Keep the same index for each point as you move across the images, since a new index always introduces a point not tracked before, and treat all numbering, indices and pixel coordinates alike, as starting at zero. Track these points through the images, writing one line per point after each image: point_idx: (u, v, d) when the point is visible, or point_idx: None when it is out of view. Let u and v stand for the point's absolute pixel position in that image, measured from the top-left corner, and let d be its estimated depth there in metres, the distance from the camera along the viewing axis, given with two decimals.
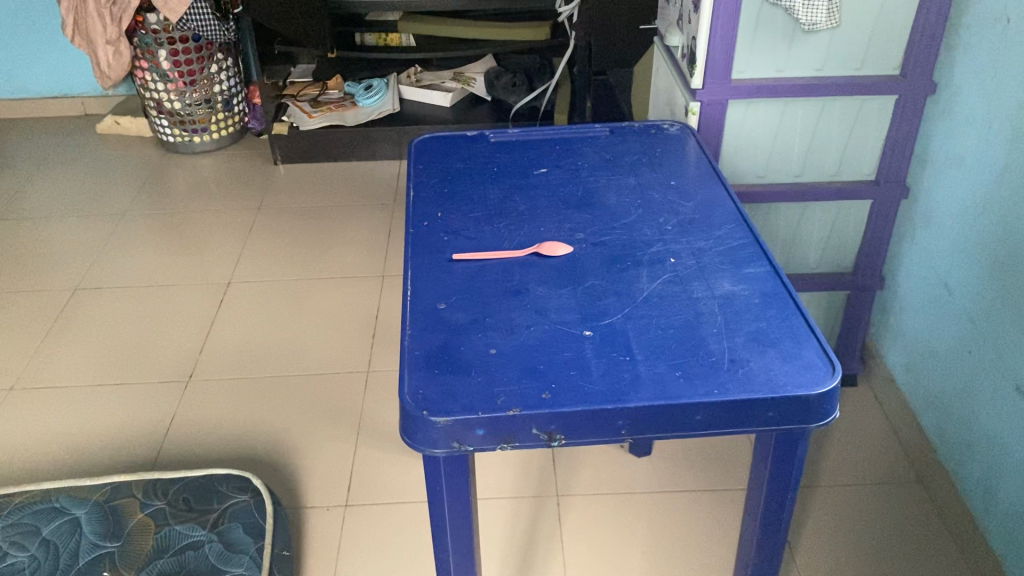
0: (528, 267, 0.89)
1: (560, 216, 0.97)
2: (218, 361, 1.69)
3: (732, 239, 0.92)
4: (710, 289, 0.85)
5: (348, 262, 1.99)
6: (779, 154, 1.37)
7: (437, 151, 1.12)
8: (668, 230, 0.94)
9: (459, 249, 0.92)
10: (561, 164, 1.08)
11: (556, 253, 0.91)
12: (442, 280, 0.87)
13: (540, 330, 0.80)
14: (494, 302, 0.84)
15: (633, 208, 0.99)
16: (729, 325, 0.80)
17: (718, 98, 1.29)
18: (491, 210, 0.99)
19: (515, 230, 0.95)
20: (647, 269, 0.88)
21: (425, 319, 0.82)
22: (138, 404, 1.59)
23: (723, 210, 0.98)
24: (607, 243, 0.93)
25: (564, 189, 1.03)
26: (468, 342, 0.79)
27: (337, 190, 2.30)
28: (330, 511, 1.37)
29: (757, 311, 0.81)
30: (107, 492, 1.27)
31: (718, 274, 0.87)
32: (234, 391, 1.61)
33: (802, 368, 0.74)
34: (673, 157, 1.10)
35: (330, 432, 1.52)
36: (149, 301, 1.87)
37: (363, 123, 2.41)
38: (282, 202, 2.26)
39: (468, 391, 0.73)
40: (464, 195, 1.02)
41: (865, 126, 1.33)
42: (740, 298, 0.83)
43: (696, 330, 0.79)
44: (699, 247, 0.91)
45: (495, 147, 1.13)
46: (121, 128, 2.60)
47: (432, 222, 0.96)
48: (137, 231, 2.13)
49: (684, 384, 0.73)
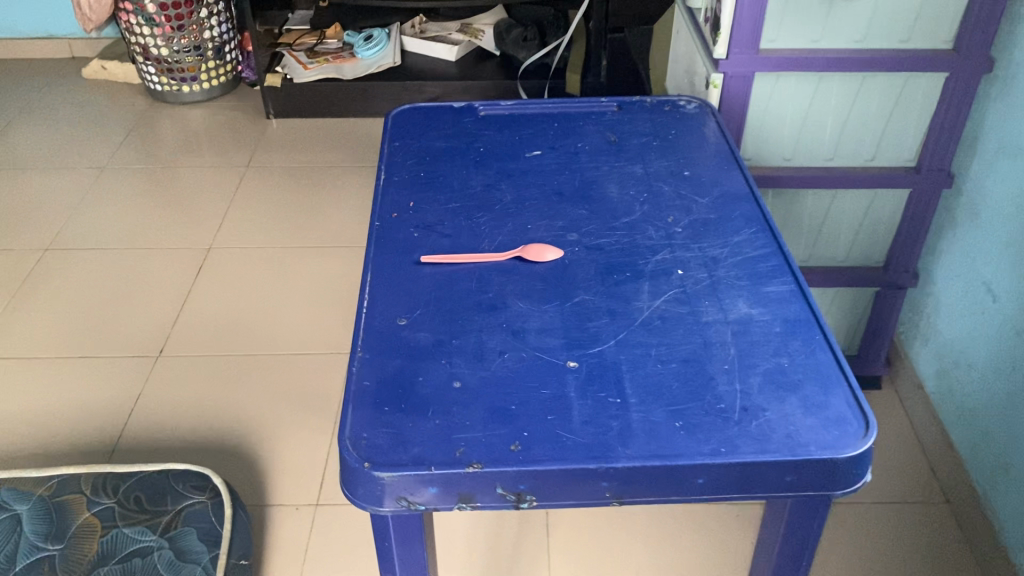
0: (508, 275, 0.76)
1: (551, 211, 0.84)
2: (191, 336, 1.57)
3: (752, 248, 0.78)
4: (722, 312, 0.71)
5: (337, 230, 1.85)
6: (809, 135, 1.22)
7: (416, 126, 0.98)
8: (676, 233, 0.81)
9: (429, 249, 0.79)
10: (557, 146, 0.94)
11: (543, 259, 0.77)
12: (406, 288, 0.74)
13: (517, 359, 0.67)
14: (465, 319, 0.71)
15: (638, 203, 0.85)
16: (740, 360, 0.67)
17: (743, 70, 1.13)
18: (471, 201, 0.85)
19: (498, 228, 0.81)
20: (648, 282, 0.75)
21: (381, 338, 0.69)
22: (104, 381, 1.48)
23: (741, 209, 0.84)
24: (605, 248, 0.79)
25: (558, 177, 0.89)
26: (426, 371, 0.66)
27: (331, 149, 2.16)
28: (298, 511, 1.26)
29: (777, 342, 0.68)
30: (52, 487, 1.16)
31: (733, 293, 0.73)
32: (206, 369, 1.50)
33: (830, 424, 0.61)
34: (686, 140, 0.95)
35: (303, 421, 1.40)
36: (122, 266, 1.74)
37: (362, 76, 2.26)
38: (272, 160, 2.12)
39: (421, 437, 0.60)
40: (442, 181, 0.88)
41: (907, 107, 1.18)
42: (756, 327, 0.70)
43: (703, 366, 0.66)
44: (711, 256, 0.78)
45: (483, 122, 0.98)
46: (108, 73, 2.46)
47: (402, 214, 0.83)
48: (117, 187, 2.00)
49: (684, 439, 0.60)
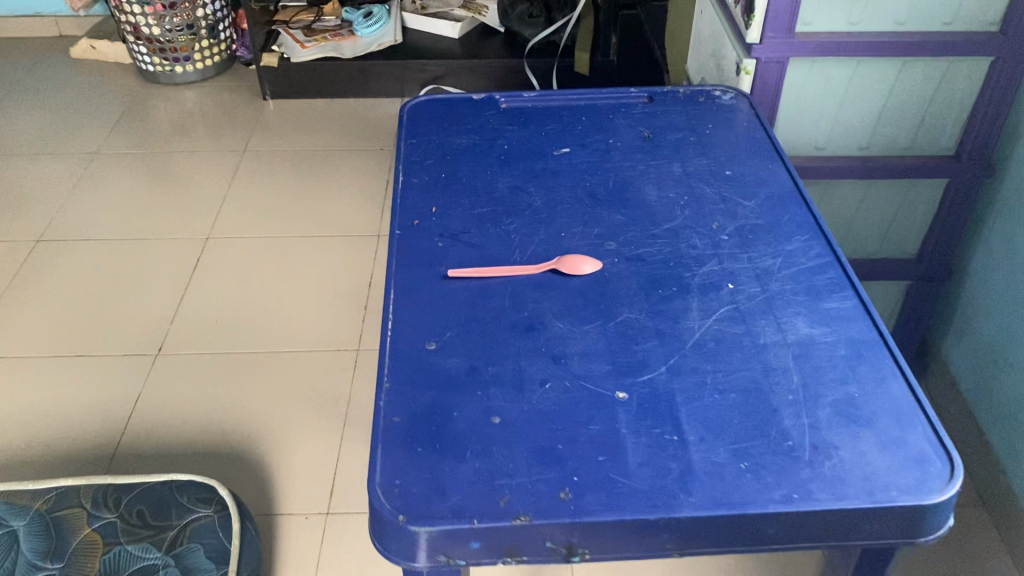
0: (542, 290, 0.70)
1: (585, 217, 0.77)
2: (191, 333, 1.51)
3: (806, 258, 0.72)
4: (781, 332, 0.65)
5: (340, 218, 1.78)
6: (844, 122, 1.16)
7: (434, 121, 0.91)
8: (723, 241, 0.74)
9: (456, 262, 0.72)
10: (587, 143, 0.87)
11: (579, 271, 0.71)
12: (433, 307, 0.68)
13: (560, 389, 0.61)
14: (500, 341, 0.65)
15: (679, 207, 0.78)
16: (804, 389, 0.61)
17: (777, 55, 1.06)
18: (498, 206, 0.79)
19: (528, 237, 0.75)
20: (697, 299, 0.69)
21: (409, 365, 0.63)
22: (101, 381, 1.41)
23: (791, 213, 0.77)
24: (647, 259, 0.73)
25: (591, 178, 0.82)
26: (461, 404, 0.60)
27: (331, 132, 2.08)
28: (308, 520, 1.20)
29: (844, 368, 0.62)
30: (50, 500, 1.10)
31: (791, 310, 0.67)
32: (208, 368, 1.44)
33: (911, 465, 0.55)
34: (725, 135, 0.88)
35: (311, 424, 1.33)
36: (117, 257, 1.68)
37: (361, 55, 2.17)
38: (270, 144, 2.04)
39: (460, 484, 0.54)
40: (466, 184, 0.81)
41: (949, 92, 1.11)
42: (819, 351, 0.64)
43: (765, 397, 0.60)
44: (764, 267, 0.71)
45: (506, 116, 0.92)
46: (98, 53, 2.37)
47: (424, 221, 0.77)
48: (110, 173, 1.93)
49: (752, 485, 0.54)
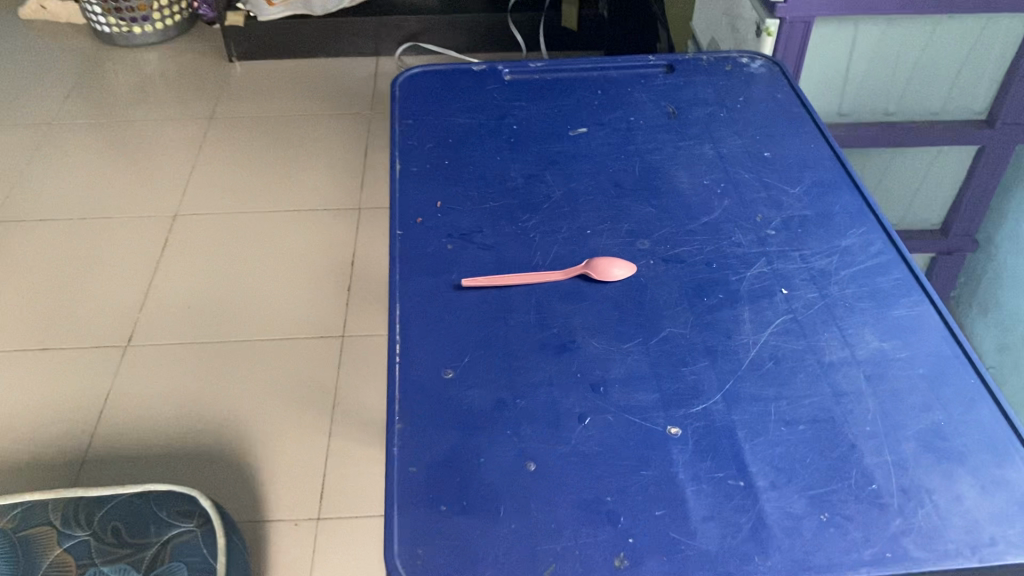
0: (571, 300, 0.61)
1: (612, 210, 0.68)
2: (163, 321, 1.40)
3: (865, 255, 0.64)
4: (848, 348, 0.57)
5: (318, 191, 1.67)
6: (870, 87, 1.07)
7: (431, 98, 0.81)
8: (769, 237, 0.66)
9: (469, 268, 0.63)
10: (606, 121, 0.78)
11: (611, 276, 0.62)
12: (447, 325, 0.59)
13: (603, 425, 0.52)
14: (528, 366, 0.56)
15: (716, 197, 0.70)
16: (883, 418, 0.53)
17: (805, 15, 0.95)
18: (512, 199, 0.69)
19: (550, 236, 0.66)
20: (748, 307, 0.60)
21: (424, 400, 0.54)
22: (67, 376, 1.31)
23: (843, 201, 0.69)
24: (687, 261, 0.64)
25: (614, 162, 0.73)
26: (489, 446, 0.51)
27: (304, 95, 1.95)
28: (299, 527, 1.11)
29: (924, 391, 0.54)
30: (16, 519, 1.00)
31: (856, 319, 0.59)
32: (183, 360, 1.34)
33: (1016, 512, 0.48)
34: (758, 109, 0.79)
35: (297, 419, 1.25)
36: (78, 238, 1.56)
37: (333, 12, 2.04)
38: (239, 109, 1.91)
39: (496, 551, 0.46)
40: (473, 173, 0.72)
41: (984, 54, 1.02)
42: (894, 370, 0.56)
43: (839, 429, 0.52)
44: (819, 267, 0.63)
45: (511, 91, 0.82)
46: (48, 14, 2.21)
47: (429, 219, 0.67)
48: (67, 145, 1.80)
49: (836, 542, 0.47)
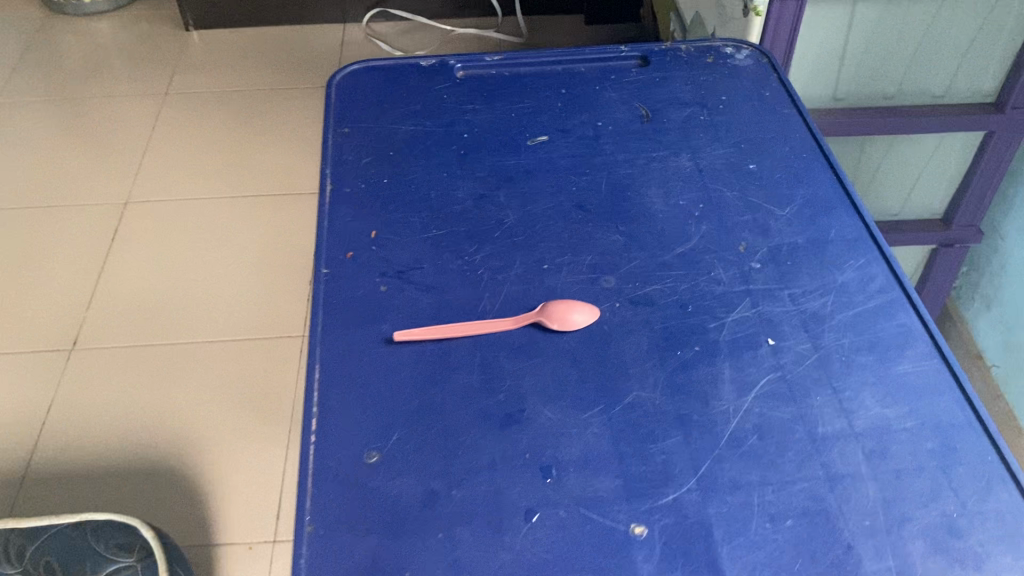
0: (523, 356, 0.52)
1: (573, 239, 0.59)
2: (110, 321, 1.31)
3: (865, 294, 0.55)
4: (844, 416, 0.49)
5: (279, 173, 1.57)
6: (868, 69, 0.97)
7: (371, 99, 0.71)
8: (754, 272, 0.57)
9: (403, 317, 0.54)
10: (569, 127, 0.68)
11: (570, 325, 0.53)
12: (375, 392, 0.50)
13: (553, 526, 0.44)
14: (468, 446, 0.47)
15: (693, 221, 0.60)
16: (885, 510, 0.45)
17: None
18: (458, 226, 0.60)
19: (501, 273, 0.57)
20: (728, 363, 0.51)
21: (344, 492, 0.46)
22: (7, 384, 1.22)
23: (839, 225, 0.60)
24: (658, 303, 0.55)
25: (577, 178, 0.64)
26: (417, 557, 0.43)
27: (266, 67, 1.84)
28: (254, 551, 1.04)
29: (934, 472, 0.46)
30: None
31: (854, 378, 0.50)
32: (130, 364, 1.25)
33: None
34: (743, 111, 0.69)
35: (253, 430, 1.16)
36: (22, 230, 1.46)
37: None
38: (196, 83, 1.80)
39: None
40: (414, 194, 0.62)
41: (994, 33, 0.93)
42: (898, 444, 0.47)
43: (833, 525, 0.44)
44: (811, 311, 0.54)
45: (463, 91, 0.72)
46: None
47: (362, 253, 0.58)
48: (12, 125, 1.68)
49: None
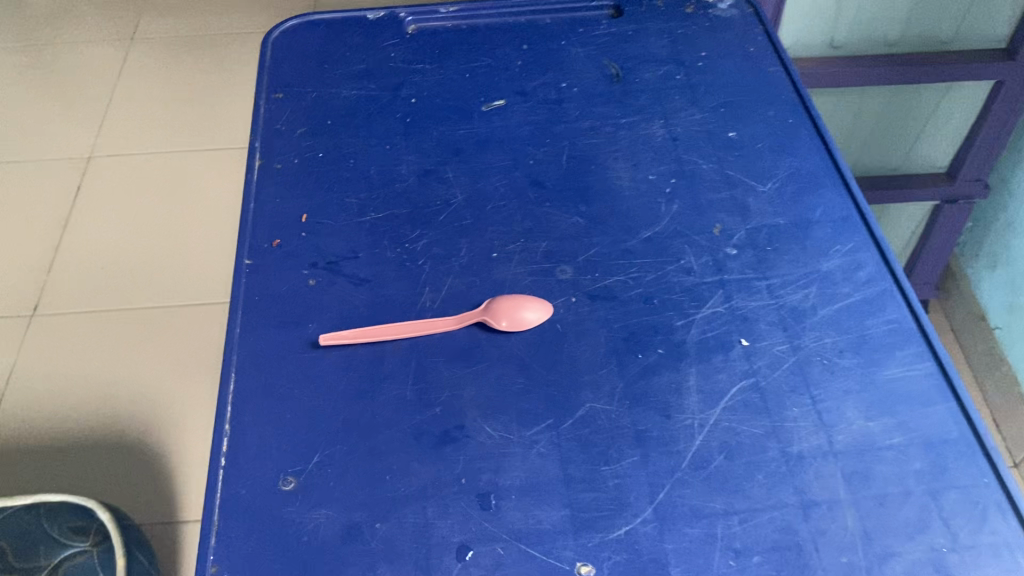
0: (464, 361, 0.46)
1: (526, 222, 0.53)
2: (72, 283, 1.21)
3: (851, 286, 0.49)
4: (822, 431, 0.43)
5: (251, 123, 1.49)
6: (869, 15, 0.89)
7: (311, 59, 0.64)
8: (729, 259, 0.51)
9: (333, 315, 0.48)
10: (529, 89, 0.61)
11: (519, 324, 0.47)
12: (296, 406, 0.45)
13: (487, 566, 0.39)
14: (396, 468, 0.42)
15: (663, 198, 0.54)
16: (865, 545, 0.39)
17: None
18: (400, 208, 0.54)
19: (444, 263, 0.51)
20: (695, 369, 0.46)
21: (255, 527, 0.40)
22: None
23: (825, 204, 0.53)
24: (620, 297, 0.49)
25: (536, 150, 0.57)
26: None
27: (239, 8, 1.74)
28: None
29: (922, 497, 0.40)
30: None
31: (835, 385, 0.45)
32: (92, 331, 1.15)
33: None
34: (724, 69, 0.62)
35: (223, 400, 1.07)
36: None
37: None
38: (165, 26, 1.71)
39: None
40: (353, 171, 0.56)
41: None
42: (883, 465, 0.42)
43: (806, 562, 0.39)
44: (791, 306, 0.48)
45: (414, 49, 0.65)
46: None
47: (290, 241, 0.52)
48: None
49: None
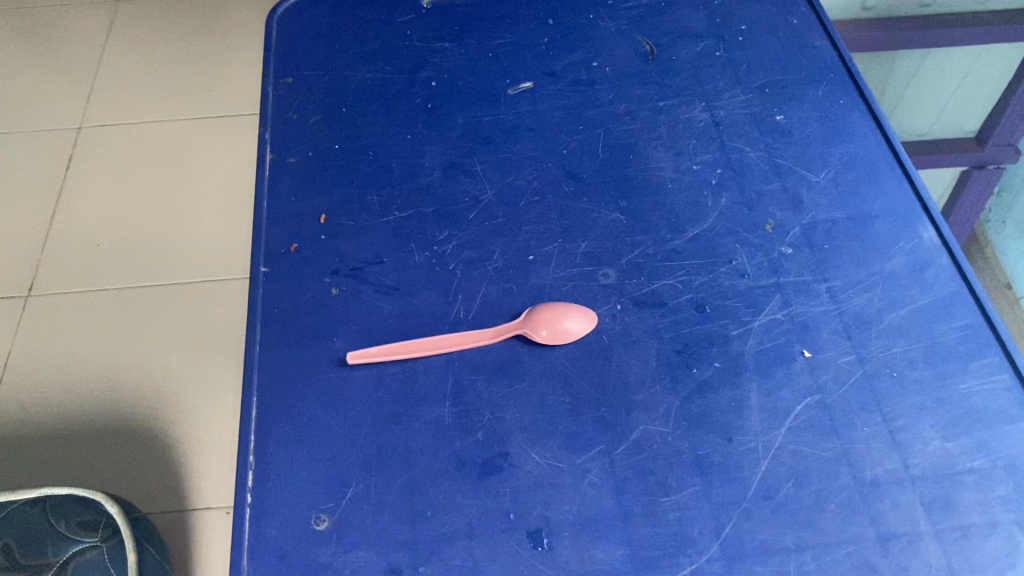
0: (505, 379, 0.43)
1: (563, 220, 0.49)
2: (65, 261, 1.05)
3: (920, 288, 0.45)
4: (897, 455, 0.40)
5: None
6: None
7: (319, 38, 0.59)
8: (784, 259, 0.47)
9: (360, 329, 0.44)
10: (557, 69, 0.57)
11: (564, 337, 0.43)
12: (324, 432, 0.41)
13: None
14: (438, 502, 0.39)
15: (711, 190, 0.50)
16: None
17: None
18: (426, 205, 0.50)
19: (478, 268, 0.47)
20: (756, 385, 0.42)
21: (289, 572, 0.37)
22: None
23: (884, 194, 0.49)
24: (669, 303, 0.45)
25: (569, 137, 0.53)
26: None
27: None
28: None
29: (1008, 528, 0.37)
30: None
31: (907, 401, 0.41)
32: (87, 316, 0.99)
33: None
34: (767, 44, 0.58)
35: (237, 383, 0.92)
36: None
37: None
38: None
39: None
40: (373, 164, 0.52)
41: None
42: (965, 492, 0.38)
43: None
44: (855, 312, 0.44)
45: (430, 24, 0.60)
46: None
47: (308, 245, 0.48)
48: None
49: None
